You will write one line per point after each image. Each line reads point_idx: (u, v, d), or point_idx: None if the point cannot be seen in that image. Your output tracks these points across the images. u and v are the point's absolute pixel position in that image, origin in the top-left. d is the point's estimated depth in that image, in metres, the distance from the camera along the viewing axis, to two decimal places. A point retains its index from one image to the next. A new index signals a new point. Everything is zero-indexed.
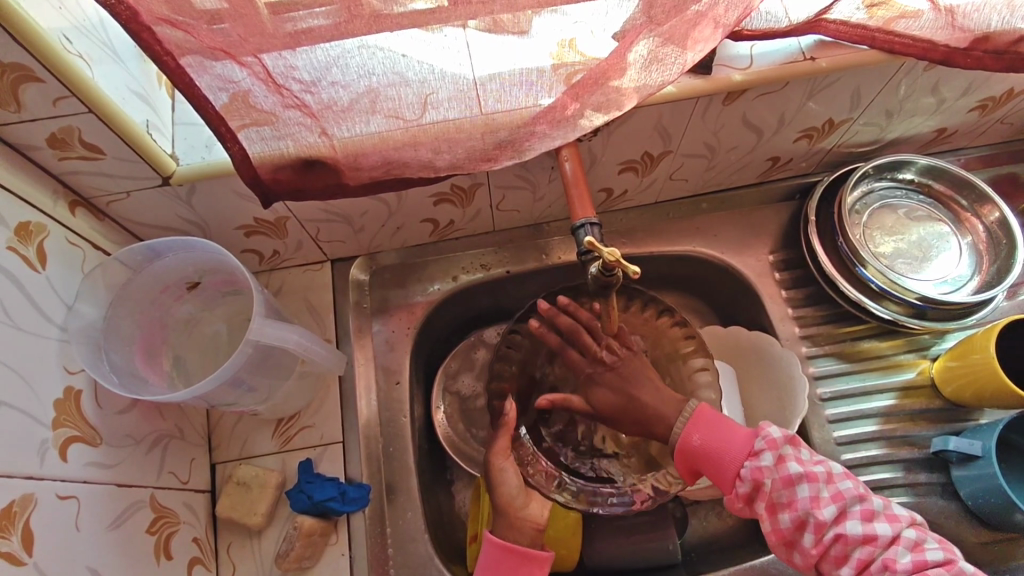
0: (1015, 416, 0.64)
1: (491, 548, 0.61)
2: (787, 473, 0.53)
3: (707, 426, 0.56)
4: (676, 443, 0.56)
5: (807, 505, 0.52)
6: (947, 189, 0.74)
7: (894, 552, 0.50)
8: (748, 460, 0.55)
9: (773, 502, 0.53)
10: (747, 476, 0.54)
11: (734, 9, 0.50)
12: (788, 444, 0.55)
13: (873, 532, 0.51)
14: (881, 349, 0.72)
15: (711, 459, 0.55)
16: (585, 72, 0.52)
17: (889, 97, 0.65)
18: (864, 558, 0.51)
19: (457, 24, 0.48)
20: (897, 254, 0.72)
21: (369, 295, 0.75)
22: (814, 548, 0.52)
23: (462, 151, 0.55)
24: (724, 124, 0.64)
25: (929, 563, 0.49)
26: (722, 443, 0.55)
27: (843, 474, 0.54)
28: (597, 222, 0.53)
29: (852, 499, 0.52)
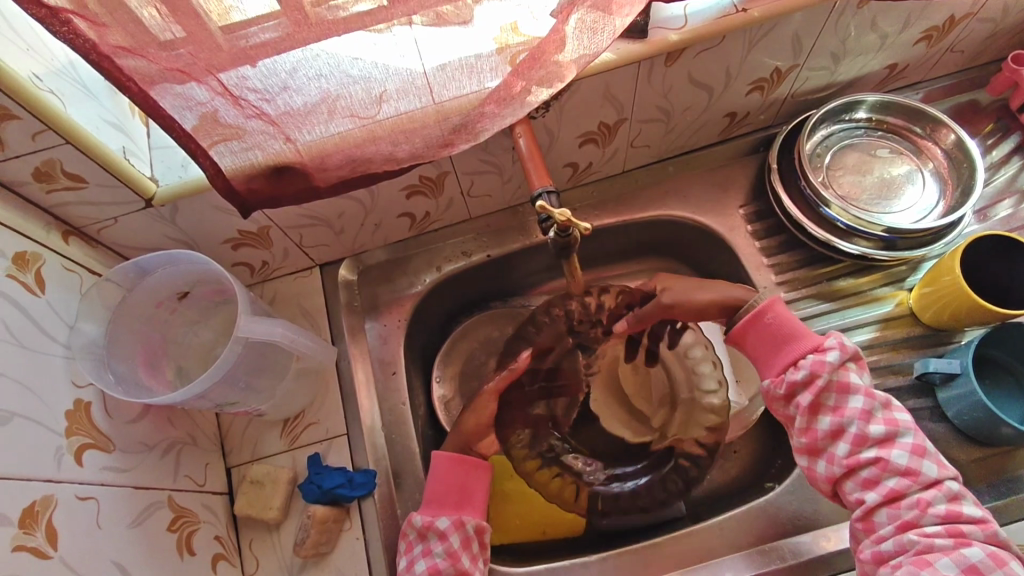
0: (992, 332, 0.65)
1: (440, 462, 0.65)
2: (846, 380, 0.58)
3: (782, 310, 0.64)
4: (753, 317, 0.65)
5: (856, 415, 0.57)
6: (905, 122, 0.75)
7: (932, 494, 0.53)
8: (814, 353, 0.60)
9: (818, 402, 0.58)
10: (807, 364, 0.59)
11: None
12: (853, 358, 0.60)
13: (917, 467, 0.55)
14: (858, 286, 0.74)
15: (774, 340, 0.63)
16: (528, 51, 0.55)
17: (830, 39, 0.67)
18: (897, 487, 0.54)
19: (402, 21, 0.51)
20: (862, 191, 0.74)
21: (359, 294, 0.78)
22: (847, 458, 0.56)
23: (420, 140, 0.58)
24: (672, 85, 0.66)
25: (963, 514, 0.53)
26: (793, 331, 0.62)
27: (898, 407, 0.58)
28: (553, 190, 0.55)
29: (905, 430, 0.56)
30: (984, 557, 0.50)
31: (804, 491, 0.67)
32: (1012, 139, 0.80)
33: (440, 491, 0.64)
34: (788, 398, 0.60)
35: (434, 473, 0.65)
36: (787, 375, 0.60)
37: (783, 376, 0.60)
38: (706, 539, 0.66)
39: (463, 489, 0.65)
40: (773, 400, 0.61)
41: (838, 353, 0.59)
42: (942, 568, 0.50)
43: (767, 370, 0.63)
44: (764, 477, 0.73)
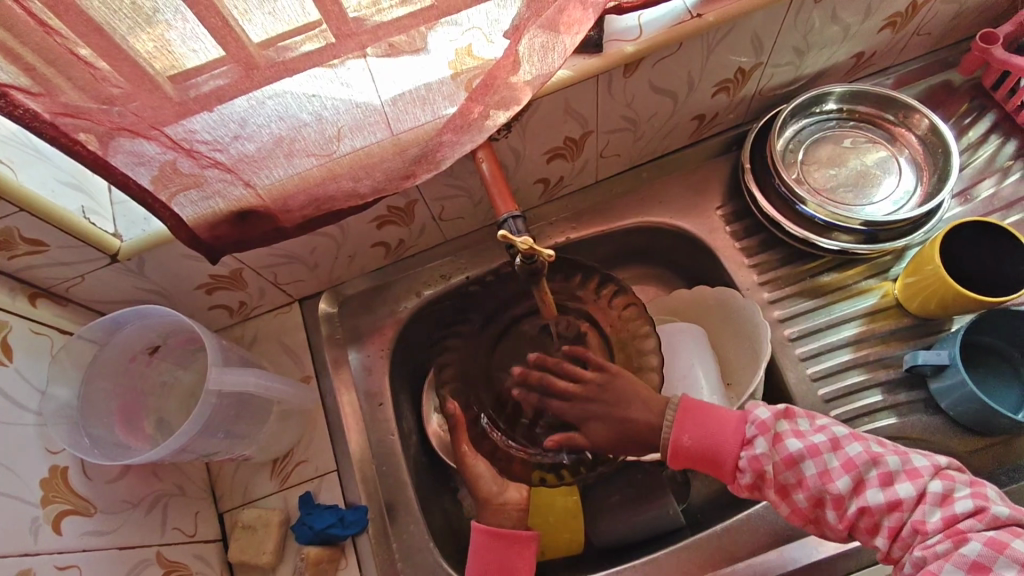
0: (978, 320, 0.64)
1: (480, 537, 0.63)
2: (787, 454, 0.56)
3: (693, 424, 0.59)
4: (667, 447, 0.59)
5: (817, 482, 0.55)
6: (876, 111, 0.74)
7: (922, 512, 0.52)
8: (745, 449, 0.57)
9: (782, 484, 0.56)
10: (747, 466, 0.57)
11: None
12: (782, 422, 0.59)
13: (895, 497, 0.53)
14: (842, 280, 0.73)
15: (705, 454, 0.58)
16: (482, 75, 0.54)
17: (789, 36, 0.66)
18: (892, 526, 0.53)
19: (356, 56, 0.48)
20: (837, 184, 0.73)
21: (340, 326, 0.78)
22: (840, 522, 0.55)
23: (380, 173, 0.58)
24: (634, 95, 0.65)
25: (960, 515, 0.51)
26: (713, 439, 0.58)
27: (847, 439, 0.57)
28: (520, 215, 0.54)
29: (865, 466, 0.55)
30: (983, 548, 0.49)
31: None
32: (988, 118, 0.78)
33: (480, 568, 0.63)
34: (758, 493, 0.58)
35: (473, 547, 0.64)
36: (738, 480, 0.57)
37: (738, 481, 0.57)
38: (703, 551, 0.65)
39: (503, 563, 0.63)
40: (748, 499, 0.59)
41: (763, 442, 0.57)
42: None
43: (721, 478, 0.59)
44: None
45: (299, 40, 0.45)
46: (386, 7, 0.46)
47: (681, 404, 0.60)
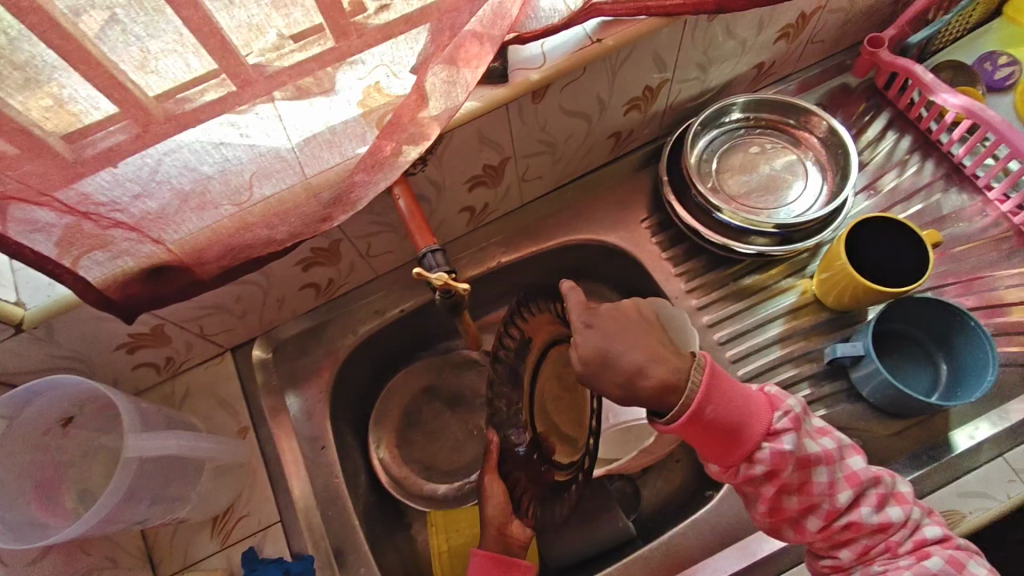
0: (886, 310, 0.67)
1: (480, 561, 0.60)
2: (804, 455, 0.54)
3: (723, 401, 0.52)
4: (686, 417, 0.51)
5: (822, 490, 0.54)
6: (780, 118, 0.78)
7: (900, 537, 0.54)
8: (769, 440, 0.53)
9: (785, 486, 0.54)
10: (767, 457, 0.53)
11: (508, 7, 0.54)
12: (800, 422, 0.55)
13: (887, 519, 0.54)
14: (762, 282, 0.76)
15: (725, 434, 0.52)
16: (393, 111, 0.54)
17: (690, 53, 0.69)
18: (869, 544, 0.54)
19: (265, 101, 0.48)
20: (750, 190, 0.76)
21: (276, 372, 0.77)
22: (821, 530, 0.54)
23: (296, 219, 0.57)
24: (546, 119, 0.66)
25: (931, 543, 0.54)
26: (739, 423, 0.52)
27: (850, 453, 0.56)
28: (438, 248, 0.53)
29: (867, 483, 0.55)
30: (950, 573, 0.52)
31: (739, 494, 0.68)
32: (883, 116, 0.83)
33: None
34: (747, 481, 0.54)
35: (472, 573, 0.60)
36: (744, 468, 0.53)
37: (743, 468, 0.53)
38: (653, 561, 0.66)
39: None
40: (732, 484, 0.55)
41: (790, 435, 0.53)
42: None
43: (714, 459, 0.54)
44: (703, 486, 0.74)
45: (198, 90, 0.44)
46: (287, 52, 0.46)
47: (711, 367, 0.53)
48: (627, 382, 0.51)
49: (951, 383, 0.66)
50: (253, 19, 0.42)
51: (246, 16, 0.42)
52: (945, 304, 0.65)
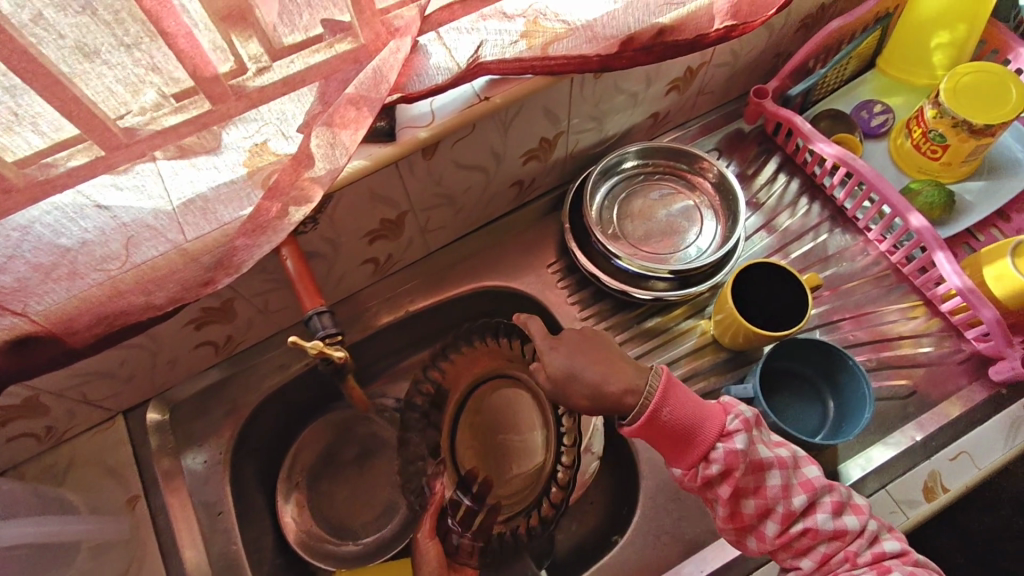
0: (773, 350, 0.70)
1: None
2: (758, 458, 0.55)
3: (678, 401, 0.55)
4: (644, 416, 0.55)
5: (776, 494, 0.54)
6: (676, 164, 0.81)
7: (857, 545, 0.54)
8: (723, 441, 0.54)
9: (739, 489, 0.55)
10: (721, 458, 0.54)
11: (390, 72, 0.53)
12: (756, 427, 0.57)
13: (842, 526, 0.54)
14: (664, 324, 0.79)
15: (681, 433, 0.55)
16: (276, 172, 0.53)
17: (582, 106, 0.71)
18: (828, 552, 0.54)
19: (144, 159, 0.49)
20: (649, 236, 0.78)
21: (172, 435, 0.73)
22: (778, 535, 0.55)
23: (174, 284, 0.55)
24: (440, 173, 0.67)
25: (886, 554, 0.54)
26: (693, 423, 0.55)
27: (806, 461, 0.57)
28: (325, 310, 0.56)
29: (822, 490, 0.55)
30: None
31: (642, 537, 0.69)
32: (774, 160, 0.87)
33: None
34: (707, 485, 0.55)
35: None
36: (699, 470, 0.55)
37: (700, 471, 0.54)
38: None
39: None
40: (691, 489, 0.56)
41: (743, 438, 0.54)
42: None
43: (676, 462, 0.56)
44: (610, 530, 0.74)
45: (63, 155, 0.45)
46: (162, 114, 0.47)
47: (667, 375, 0.57)
48: (593, 391, 0.58)
49: (837, 419, 0.69)
50: (132, 81, 0.43)
51: (122, 79, 0.43)
52: (825, 345, 0.69)
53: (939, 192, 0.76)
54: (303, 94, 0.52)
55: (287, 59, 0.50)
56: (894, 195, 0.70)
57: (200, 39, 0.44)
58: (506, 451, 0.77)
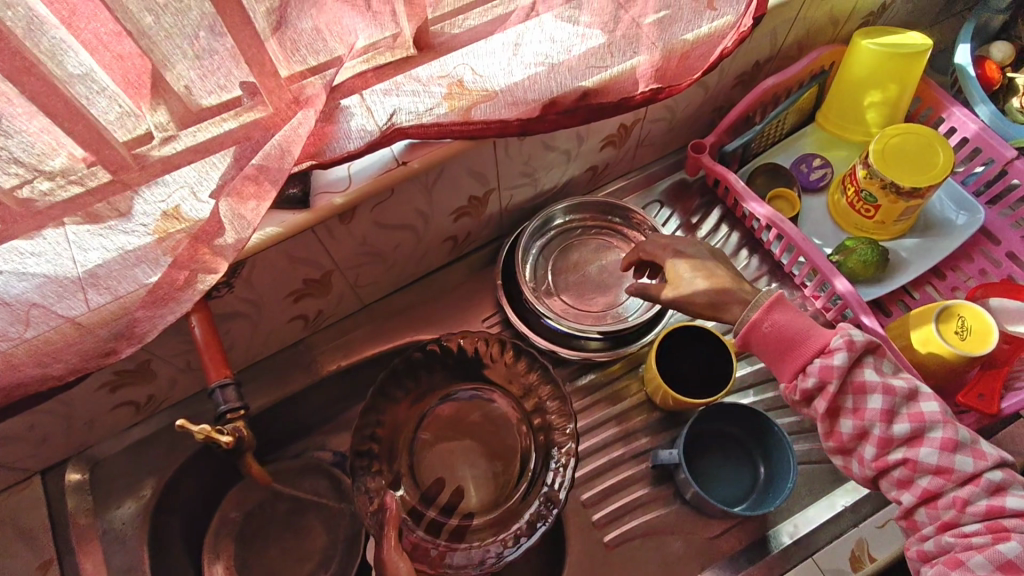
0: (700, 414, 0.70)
1: None
2: (860, 381, 0.57)
3: (780, 313, 0.61)
4: (745, 330, 0.63)
5: (874, 418, 0.56)
6: (613, 218, 0.81)
7: (967, 493, 0.53)
8: (820, 356, 0.58)
9: (838, 407, 0.58)
10: (813, 372, 0.58)
11: (297, 143, 0.52)
12: (868, 354, 0.58)
13: (946, 465, 0.54)
14: (599, 382, 0.78)
15: (785, 341, 0.60)
16: (176, 249, 0.52)
17: (510, 165, 0.71)
18: (930, 489, 0.54)
19: (52, 227, 0.47)
20: (584, 290, 0.77)
21: (91, 496, 0.72)
22: (873, 462, 0.57)
23: (71, 356, 0.53)
24: (362, 235, 0.67)
25: (1006, 509, 0.51)
26: (796, 334, 0.60)
27: (926, 396, 0.56)
28: (230, 381, 0.55)
29: (932, 424, 0.55)
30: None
31: None
32: (715, 211, 0.86)
33: None
34: (810, 400, 0.60)
35: None
36: (797, 381, 0.60)
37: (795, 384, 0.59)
38: None
39: None
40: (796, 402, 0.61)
41: (845, 355, 0.57)
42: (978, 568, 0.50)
43: (781, 375, 0.61)
44: None
45: None
46: (53, 189, 0.46)
47: (776, 296, 0.63)
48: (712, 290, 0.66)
49: (765, 484, 0.69)
50: (13, 158, 0.43)
51: (24, 148, 0.43)
52: (746, 408, 0.70)
53: (872, 248, 0.75)
54: (219, 158, 0.51)
55: (193, 128, 0.49)
56: (821, 259, 0.71)
57: (97, 110, 0.44)
58: (455, 471, 0.74)
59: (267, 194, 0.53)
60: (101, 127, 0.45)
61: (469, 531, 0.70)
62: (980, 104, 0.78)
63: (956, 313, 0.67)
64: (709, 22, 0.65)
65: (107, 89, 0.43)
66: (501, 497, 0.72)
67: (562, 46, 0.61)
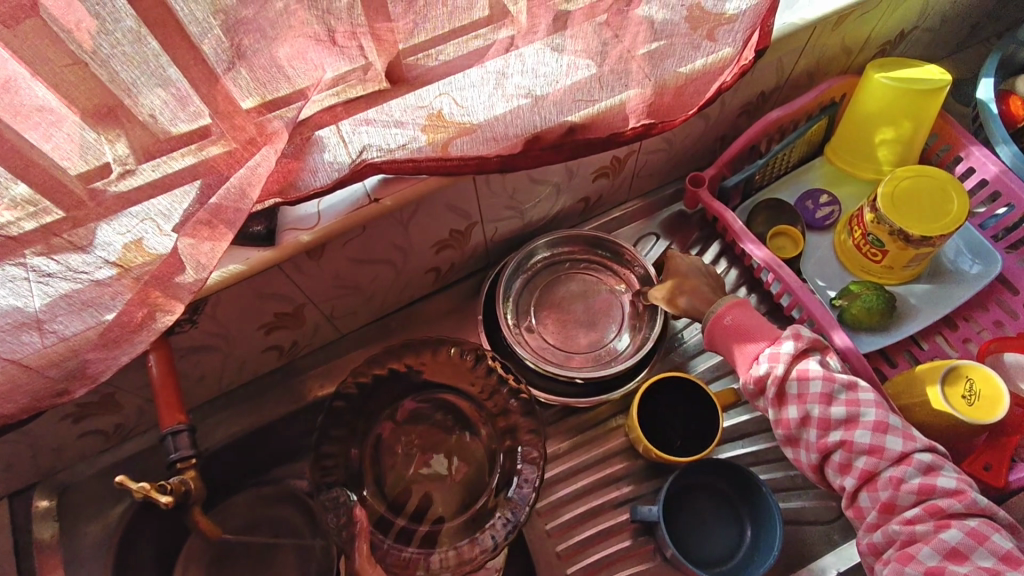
0: (680, 472, 0.67)
1: None
2: (804, 367, 0.59)
3: (740, 309, 0.65)
4: (711, 322, 0.66)
5: (817, 401, 0.58)
6: (601, 251, 0.77)
7: (903, 472, 0.55)
8: (771, 346, 0.62)
9: (784, 392, 0.60)
10: (764, 358, 0.61)
11: (256, 185, 0.49)
12: (812, 346, 0.61)
13: (882, 446, 0.56)
14: (583, 425, 0.74)
15: (743, 334, 0.64)
16: (125, 294, 0.48)
17: (493, 198, 0.69)
18: (868, 469, 0.56)
19: (12, 261, 0.44)
20: (567, 329, 0.75)
21: (57, 523, 0.70)
22: (817, 446, 0.58)
23: (16, 399, 0.50)
24: (336, 269, 0.65)
25: (937, 487, 0.54)
26: (752, 329, 0.64)
27: (863, 384, 0.59)
28: (184, 427, 0.53)
29: (866, 408, 0.57)
30: (963, 536, 0.52)
31: None
32: (715, 246, 0.82)
33: None
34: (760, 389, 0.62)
35: None
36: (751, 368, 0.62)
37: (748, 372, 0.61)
38: None
39: None
40: (748, 393, 0.63)
41: (793, 344, 0.60)
42: (925, 558, 0.52)
43: (737, 367, 0.64)
44: None
45: None
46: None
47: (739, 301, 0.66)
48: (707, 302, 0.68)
49: (750, 547, 0.65)
50: None
51: None
52: (731, 464, 0.66)
53: (879, 296, 0.70)
54: (184, 188, 0.48)
55: (154, 162, 0.46)
56: (818, 310, 0.68)
57: (51, 151, 0.41)
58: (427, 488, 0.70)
59: (224, 237, 0.49)
60: (51, 159, 0.42)
61: (440, 536, 0.65)
62: (1001, 144, 0.73)
63: (964, 375, 0.62)
64: (704, 56, 0.61)
65: (65, 120, 0.41)
66: (474, 495, 0.68)
67: (548, 79, 0.57)
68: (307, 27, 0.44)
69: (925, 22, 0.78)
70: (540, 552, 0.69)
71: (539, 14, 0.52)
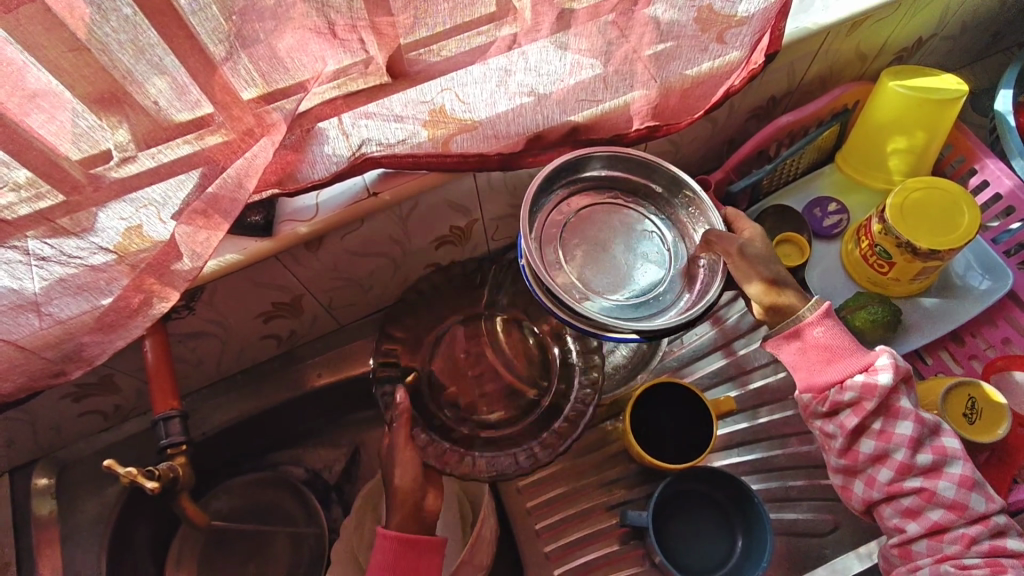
0: (672, 479, 0.67)
1: (388, 543, 0.56)
2: (896, 405, 0.55)
3: (833, 321, 0.59)
4: (797, 326, 0.59)
5: (903, 442, 0.54)
6: (656, 177, 0.62)
7: (975, 529, 0.53)
8: (865, 373, 0.56)
9: (865, 425, 0.55)
10: (857, 387, 0.55)
11: (253, 175, 0.49)
12: (905, 383, 0.56)
13: (962, 500, 0.53)
14: (577, 426, 0.74)
15: (835, 349, 0.57)
16: (121, 281, 0.49)
17: (493, 195, 0.69)
18: (940, 519, 0.53)
19: (16, 238, 0.44)
20: (602, 268, 0.59)
21: None
22: (889, 486, 0.55)
23: (13, 377, 0.50)
24: (335, 262, 0.66)
25: (1006, 549, 0.52)
26: (845, 346, 0.58)
27: (948, 432, 0.56)
28: (178, 412, 0.54)
29: (953, 458, 0.54)
30: None
31: None
32: None
33: None
34: (832, 416, 0.57)
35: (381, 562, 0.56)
36: (832, 394, 0.56)
37: (828, 396, 0.56)
38: None
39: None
40: (813, 416, 0.58)
41: (891, 378, 0.55)
42: None
43: (805, 386, 0.58)
44: None
45: None
46: None
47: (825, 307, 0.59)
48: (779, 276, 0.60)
49: (741, 558, 0.64)
50: None
51: None
52: (724, 473, 0.66)
53: (885, 309, 0.69)
54: (185, 176, 0.48)
55: (155, 149, 0.46)
56: None
57: (50, 134, 0.41)
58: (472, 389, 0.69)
59: (219, 227, 0.50)
60: (48, 143, 0.42)
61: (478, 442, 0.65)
62: (1017, 158, 0.71)
63: (967, 393, 0.61)
64: (711, 59, 0.60)
65: (67, 103, 0.41)
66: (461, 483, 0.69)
67: (551, 78, 0.56)
68: (307, 19, 0.44)
69: (944, 30, 0.76)
70: (529, 551, 0.70)
71: (542, 12, 0.51)
